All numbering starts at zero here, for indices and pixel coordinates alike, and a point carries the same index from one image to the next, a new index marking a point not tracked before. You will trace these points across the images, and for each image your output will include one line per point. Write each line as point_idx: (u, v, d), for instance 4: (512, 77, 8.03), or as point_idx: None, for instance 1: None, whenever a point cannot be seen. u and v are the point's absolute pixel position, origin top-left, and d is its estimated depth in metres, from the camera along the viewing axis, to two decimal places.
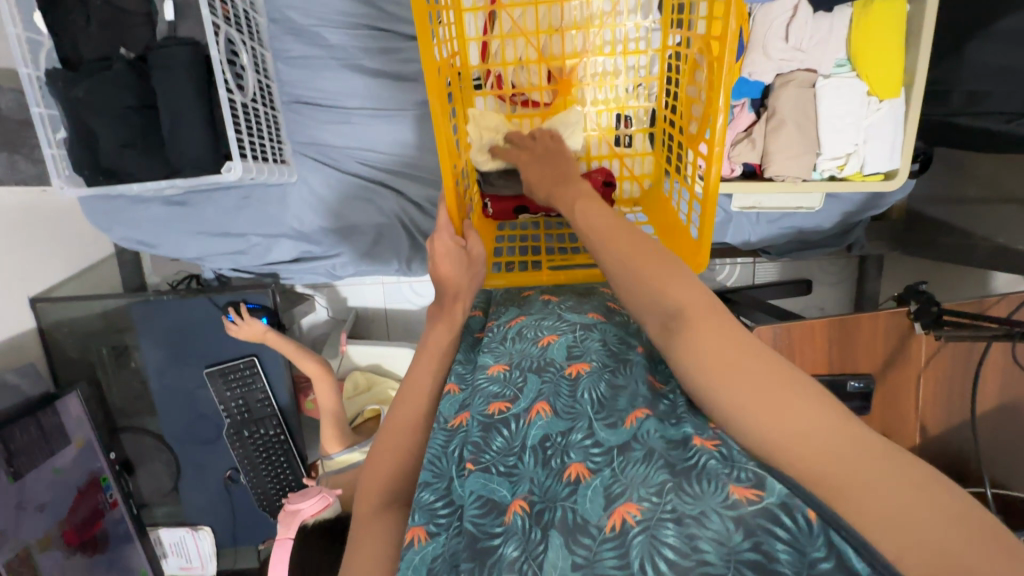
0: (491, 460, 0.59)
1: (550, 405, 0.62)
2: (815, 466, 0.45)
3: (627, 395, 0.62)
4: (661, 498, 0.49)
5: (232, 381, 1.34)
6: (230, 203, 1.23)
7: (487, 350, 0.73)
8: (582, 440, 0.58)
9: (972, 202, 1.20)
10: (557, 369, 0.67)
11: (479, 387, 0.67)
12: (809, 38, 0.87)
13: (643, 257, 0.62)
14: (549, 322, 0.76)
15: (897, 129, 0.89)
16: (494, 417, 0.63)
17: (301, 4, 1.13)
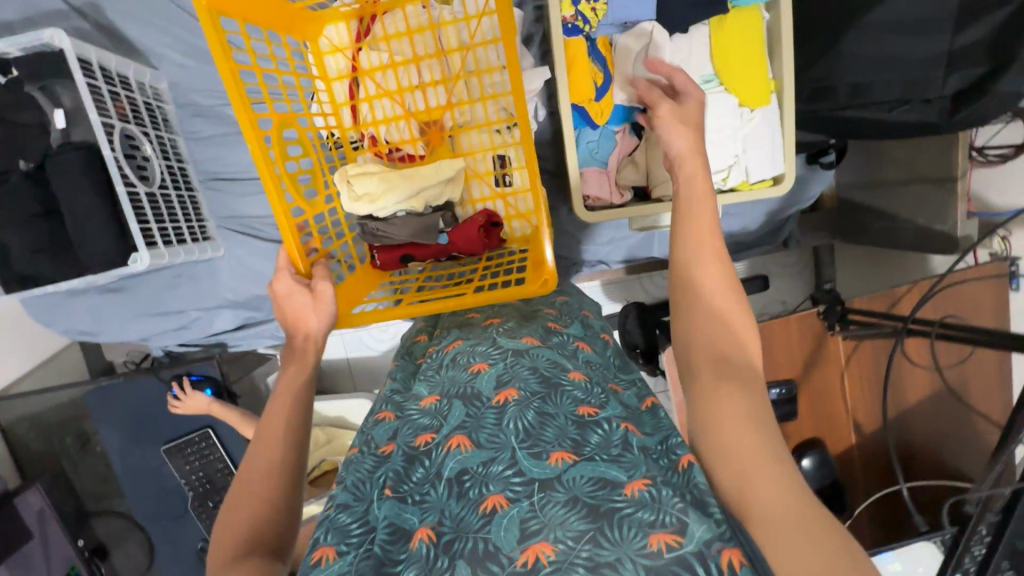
0: (408, 490, 0.57)
1: (471, 438, 0.59)
2: (770, 509, 0.46)
3: (554, 427, 0.58)
4: (579, 541, 0.47)
5: (190, 454, 1.37)
6: (162, 283, 1.27)
7: (424, 379, 0.72)
8: (503, 471, 0.55)
9: (890, 184, 1.18)
10: (483, 401, 0.63)
11: (409, 419, 0.66)
12: (670, 61, 0.90)
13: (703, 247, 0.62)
14: (482, 348, 0.73)
15: (775, 135, 0.90)
16: (418, 448, 0.61)
17: (204, 87, 1.18)
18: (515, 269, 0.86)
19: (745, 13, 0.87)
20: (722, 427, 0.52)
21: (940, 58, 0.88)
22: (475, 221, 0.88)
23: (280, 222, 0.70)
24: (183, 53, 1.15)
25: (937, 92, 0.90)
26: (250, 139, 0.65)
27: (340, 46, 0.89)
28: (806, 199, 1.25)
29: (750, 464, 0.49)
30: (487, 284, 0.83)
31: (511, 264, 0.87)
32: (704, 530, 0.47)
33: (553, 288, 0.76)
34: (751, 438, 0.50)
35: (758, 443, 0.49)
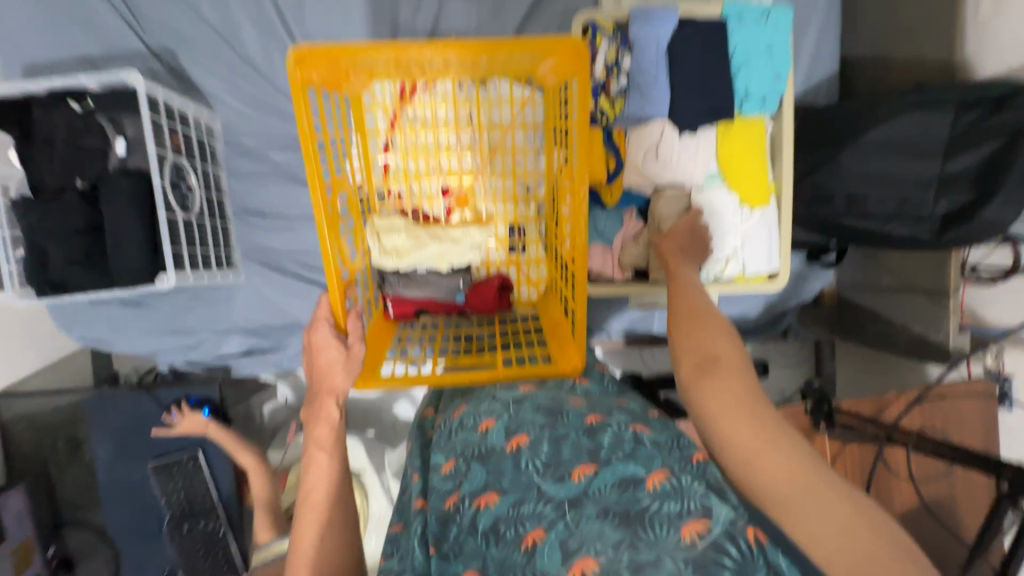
0: (449, 547, 0.65)
1: (497, 491, 0.67)
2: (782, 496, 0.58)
3: (569, 445, 0.70)
4: (617, 549, 0.57)
5: (175, 474, 1.37)
6: (182, 302, 1.33)
7: (438, 448, 0.78)
8: (535, 506, 0.64)
9: (885, 291, 1.22)
10: (498, 453, 0.72)
11: (434, 486, 0.72)
12: (679, 156, 0.97)
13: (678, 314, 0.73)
14: (485, 406, 0.81)
15: (772, 234, 0.96)
16: (449, 509, 0.68)
17: (254, 130, 1.29)
18: (532, 336, 0.95)
19: (750, 121, 0.95)
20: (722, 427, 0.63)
21: (931, 181, 0.95)
22: (491, 285, 0.96)
23: (330, 281, 0.73)
24: (240, 99, 1.28)
25: (927, 211, 0.95)
26: (319, 205, 0.69)
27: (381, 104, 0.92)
28: (805, 293, 1.31)
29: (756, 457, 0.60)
30: (510, 355, 0.89)
31: (528, 331, 0.96)
32: (727, 512, 0.59)
33: (581, 372, 0.81)
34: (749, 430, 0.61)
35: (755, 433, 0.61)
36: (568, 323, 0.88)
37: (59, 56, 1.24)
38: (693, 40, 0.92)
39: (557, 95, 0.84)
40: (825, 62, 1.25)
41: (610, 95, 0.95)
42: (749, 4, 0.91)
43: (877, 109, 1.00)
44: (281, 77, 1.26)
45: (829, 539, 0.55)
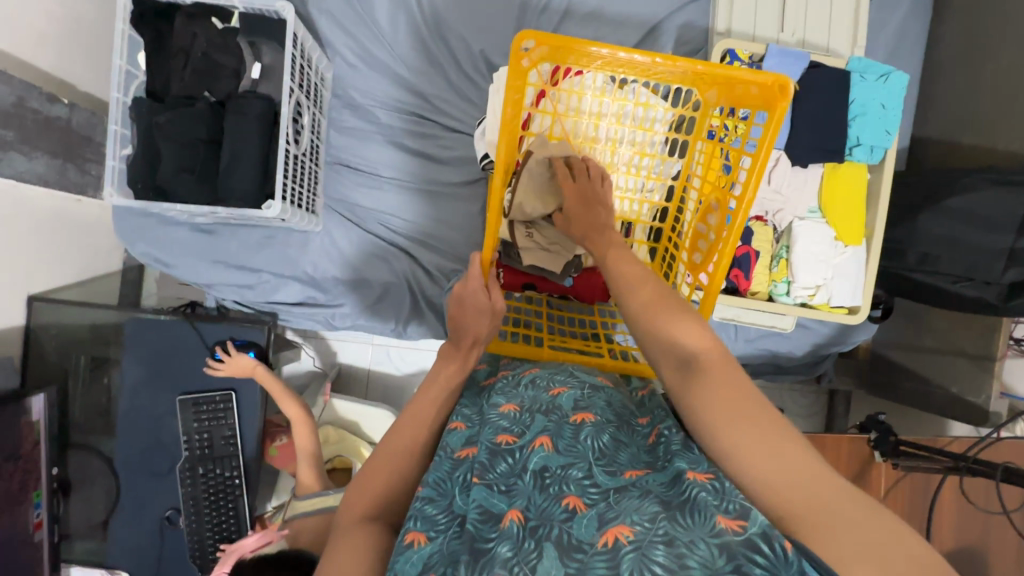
0: (494, 479, 0.61)
1: (554, 442, 0.65)
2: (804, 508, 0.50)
3: (629, 453, 0.66)
4: (654, 523, 0.52)
5: (204, 412, 1.33)
6: (254, 240, 1.32)
7: (501, 392, 0.78)
8: (580, 477, 0.60)
9: (927, 351, 1.31)
10: (562, 414, 0.70)
11: (490, 421, 0.71)
12: (787, 185, 1.05)
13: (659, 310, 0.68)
14: (561, 376, 0.81)
15: (860, 272, 1.03)
16: (502, 446, 0.66)
17: (363, 87, 1.32)
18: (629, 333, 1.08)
19: (855, 167, 1.03)
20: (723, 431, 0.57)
21: (1002, 252, 1.03)
22: (599, 276, 1.06)
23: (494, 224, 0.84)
24: (358, 56, 1.31)
25: (996, 278, 1.04)
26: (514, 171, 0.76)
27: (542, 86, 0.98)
28: (849, 341, 1.36)
29: (760, 469, 0.53)
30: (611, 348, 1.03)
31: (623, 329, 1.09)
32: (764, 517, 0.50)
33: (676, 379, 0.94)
34: (755, 432, 0.55)
35: (762, 433, 0.55)
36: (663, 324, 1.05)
37: None
38: (820, 84, 1.01)
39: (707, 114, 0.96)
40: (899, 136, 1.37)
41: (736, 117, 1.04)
42: (873, 64, 1.01)
43: (954, 182, 1.10)
44: (402, 44, 1.30)
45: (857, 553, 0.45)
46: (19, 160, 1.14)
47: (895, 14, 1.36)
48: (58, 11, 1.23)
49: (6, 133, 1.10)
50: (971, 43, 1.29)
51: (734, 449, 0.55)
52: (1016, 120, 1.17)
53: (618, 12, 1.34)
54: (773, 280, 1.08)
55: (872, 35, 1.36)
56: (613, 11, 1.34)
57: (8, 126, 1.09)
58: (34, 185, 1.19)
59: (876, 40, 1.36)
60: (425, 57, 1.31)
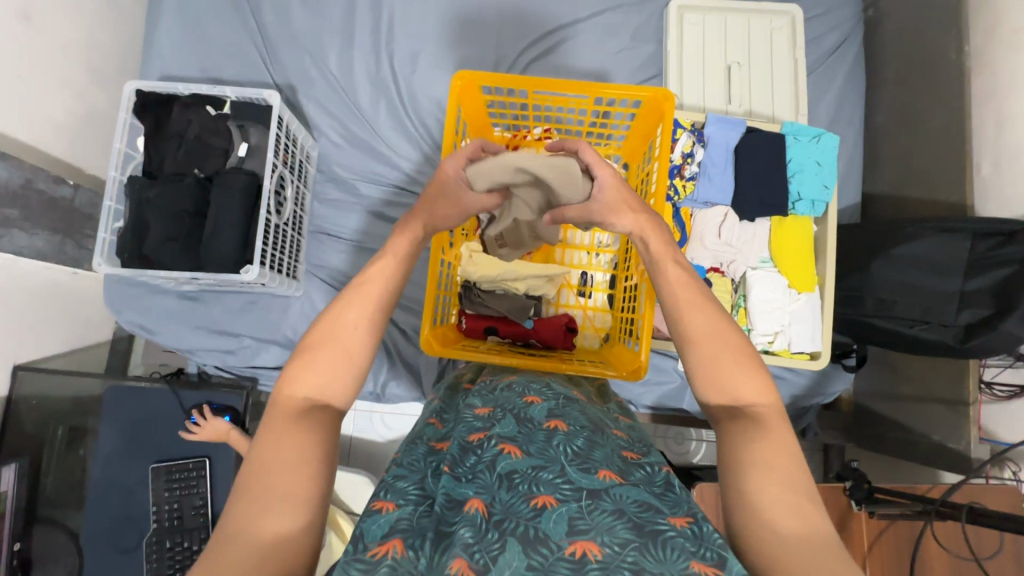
0: (462, 471, 0.59)
1: (521, 448, 0.61)
2: (793, 563, 0.50)
3: (603, 452, 0.62)
4: (624, 548, 0.49)
5: (176, 481, 1.31)
6: (237, 305, 1.37)
7: (477, 395, 0.76)
8: (552, 478, 0.56)
9: (906, 399, 1.31)
10: (534, 424, 0.67)
11: (463, 421, 0.69)
12: (737, 238, 1.11)
13: (729, 352, 0.64)
14: (537, 386, 0.78)
15: (816, 317, 1.06)
16: (473, 442, 0.63)
17: (345, 163, 1.43)
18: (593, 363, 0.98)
19: (801, 220, 1.09)
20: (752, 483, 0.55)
21: (954, 295, 1.07)
22: (560, 318, 0.99)
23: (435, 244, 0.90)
24: (342, 135, 1.43)
25: (951, 319, 1.07)
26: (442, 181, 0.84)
27: None
28: (828, 392, 1.35)
29: (773, 523, 0.52)
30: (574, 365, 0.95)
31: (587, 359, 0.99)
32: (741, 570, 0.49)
33: (644, 375, 0.86)
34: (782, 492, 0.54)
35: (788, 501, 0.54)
36: (628, 348, 0.96)
37: (194, 74, 1.42)
38: (759, 146, 1.10)
39: (641, 163, 1.01)
40: (851, 193, 1.46)
41: (683, 178, 1.11)
42: (805, 127, 1.10)
43: (901, 232, 1.15)
44: (382, 125, 1.43)
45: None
46: (20, 236, 1.22)
47: (832, 86, 1.49)
48: (74, 105, 1.37)
49: (11, 211, 1.19)
50: (903, 108, 1.41)
51: (758, 490, 0.55)
52: (955, 174, 1.26)
53: None
54: None
55: (813, 104, 1.49)
56: None
57: (13, 205, 1.19)
58: (33, 259, 1.27)
59: (818, 108, 1.48)
60: (403, 135, 1.43)
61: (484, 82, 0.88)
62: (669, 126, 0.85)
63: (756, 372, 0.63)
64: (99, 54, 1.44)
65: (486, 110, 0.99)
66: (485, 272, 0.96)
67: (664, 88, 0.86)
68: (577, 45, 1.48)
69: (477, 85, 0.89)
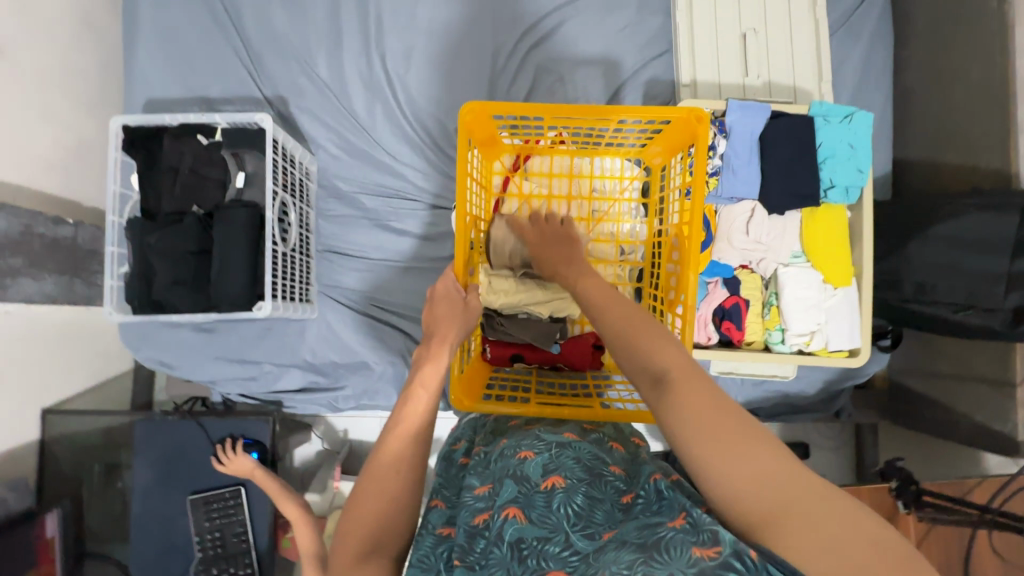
0: (474, 560, 0.59)
1: (524, 512, 0.60)
2: (775, 506, 0.49)
3: (604, 510, 0.61)
4: (634, 569, 0.48)
5: (215, 510, 1.33)
6: (253, 332, 1.35)
7: (474, 473, 0.73)
8: (559, 550, 0.55)
9: (945, 378, 1.26)
10: (531, 484, 0.64)
11: (465, 505, 0.67)
12: (766, 234, 1.04)
13: (638, 331, 0.64)
14: (527, 441, 0.75)
15: (854, 313, 1.01)
16: (479, 525, 0.62)
17: (346, 175, 1.37)
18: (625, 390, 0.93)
19: (833, 209, 1.03)
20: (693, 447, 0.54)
21: (1000, 276, 1.01)
22: (587, 340, 0.95)
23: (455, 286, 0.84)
24: (340, 147, 1.37)
25: (998, 303, 1.01)
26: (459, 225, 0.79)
27: (500, 171, 1.02)
28: (862, 374, 1.30)
29: (721, 478, 0.52)
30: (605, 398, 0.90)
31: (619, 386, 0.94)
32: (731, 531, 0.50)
33: None
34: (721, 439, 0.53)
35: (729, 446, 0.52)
36: None
37: (180, 93, 1.35)
38: (786, 133, 1.02)
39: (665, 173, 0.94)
40: (881, 162, 1.37)
41: (707, 174, 1.03)
42: (835, 107, 1.02)
43: (939, 209, 1.08)
44: (381, 131, 1.36)
45: (821, 550, 0.45)
46: (28, 284, 1.20)
47: (858, 45, 1.37)
48: (62, 138, 1.32)
49: (14, 261, 1.16)
50: (937, 64, 1.30)
51: (697, 455, 0.54)
52: (997, 139, 1.17)
53: (585, 73, 1.37)
54: (766, 328, 1.06)
55: (838, 68, 1.38)
56: (579, 76, 1.37)
57: (15, 255, 1.16)
58: (43, 304, 1.25)
59: (843, 70, 1.38)
60: (404, 140, 1.36)
61: (500, 107, 0.80)
62: (701, 149, 0.79)
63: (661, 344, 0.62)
64: (80, 79, 1.37)
65: (498, 126, 0.90)
66: (507, 300, 0.93)
67: (696, 107, 0.79)
68: (578, 26, 1.38)
69: (490, 111, 0.81)
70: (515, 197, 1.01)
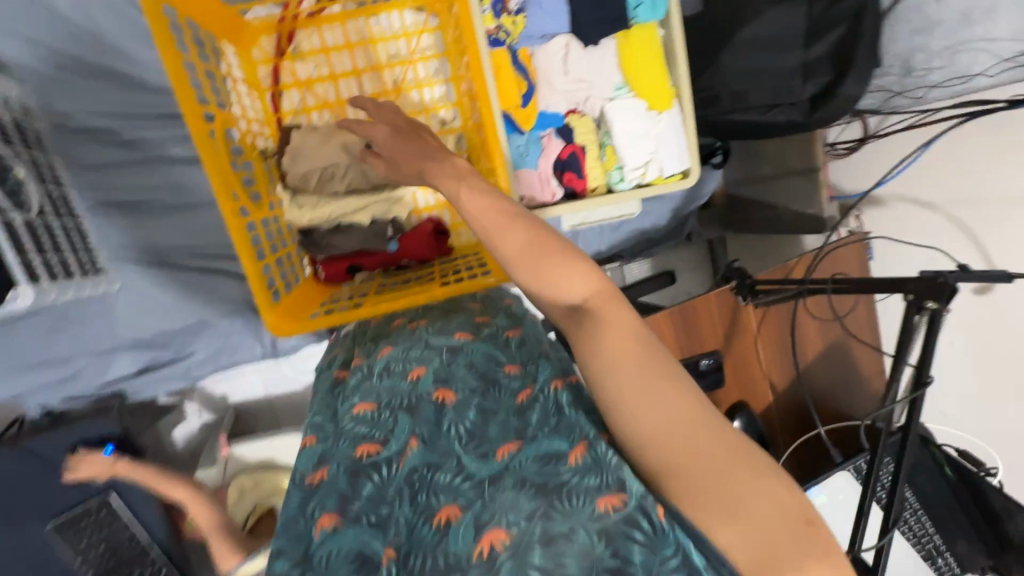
0: (359, 510, 0.56)
1: (417, 440, 0.62)
2: (686, 455, 0.46)
3: (498, 423, 0.63)
4: (531, 521, 0.51)
5: (87, 528, 1.17)
6: (43, 326, 1.09)
7: (355, 388, 0.71)
8: (449, 477, 0.58)
9: (767, 180, 1.38)
10: (422, 402, 0.66)
11: (346, 430, 0.65)
12: (587, 69, 1.00)
13: (547, 256, 0.54)
14: (416, 351, 0.73)
15: (679, 134, 1.01)
16: (362, 461, 0.60)
17: (85, 102, 1.05)
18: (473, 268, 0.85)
19: (644, 29, 0.97)
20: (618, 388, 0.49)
21: (797, 69, 1.07)
22: (424, 228, 0.86)
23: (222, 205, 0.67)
24: (57, 64, 1.02)
25: (799, 96, 1.08)
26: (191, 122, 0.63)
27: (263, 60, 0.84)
28: (702, 195, 1.40)
29: (643, 421, 0.48)
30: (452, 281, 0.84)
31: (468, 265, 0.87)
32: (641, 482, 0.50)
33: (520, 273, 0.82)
34: (638, 383, 0.49)
35: (652, 393, 0.48)
36: None
37: None
38: None
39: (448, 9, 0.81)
40: None
41: (510, 13, 0.94)
42: None
43: (742, 12, 1.09)
44: (108, 31, 1.03)
45: (728, 506, 0.44)
46: None
47: None
48: None
49: None
50: None
51: (618, 397, 0.50)
52: None
53: None
54: (606, 170, 1.04)
55: None
56: None
57: None
58: None
59: None
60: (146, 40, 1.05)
61: None
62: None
63: (575, 270, 0.53)
64: None
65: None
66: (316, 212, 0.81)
67: None
68: None
69: None
70: (293, 87, 0.84)
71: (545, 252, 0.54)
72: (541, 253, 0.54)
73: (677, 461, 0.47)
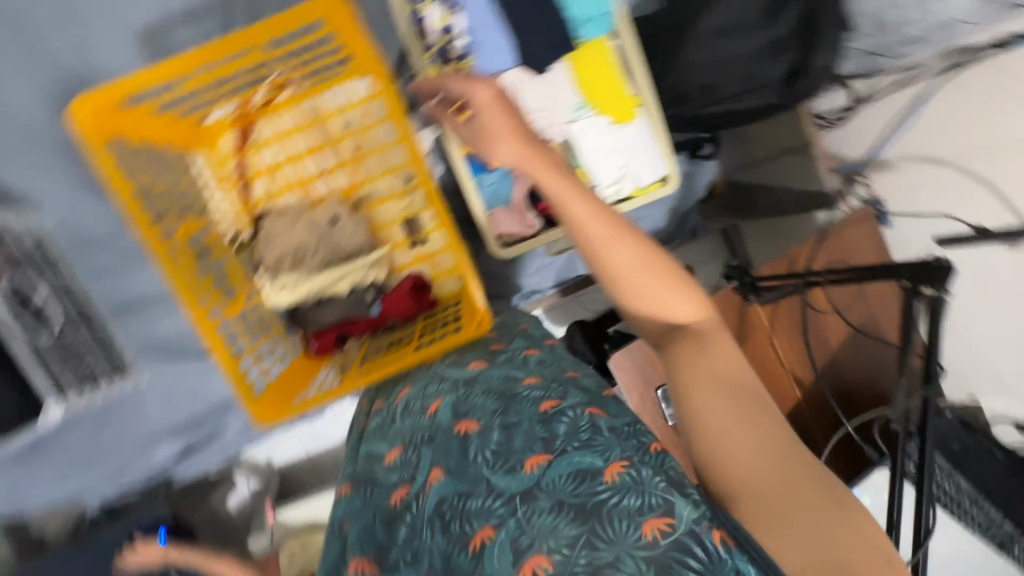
0: (397, 553, 0.66)
1: (443, 469, 0.67)
2: (762, 481, 0.55)
3: (522, 435, 0.66)
4: (574, 548, 0.56)
5: None
6: (86, 429, 1.17)
7: (381, 436, 0.78)
8: (483, 503, 0.62)
9: (763, 162, 1.32)
10: (444, 433, 0.70)
11: (381, 476, 0.73)
12: (542, 98, 0.97)
13: (663, 281, 0.61)
14: (430, 387, 0.77)
15: (650, 143, 1.00)
16: (399, 502, 0.69)
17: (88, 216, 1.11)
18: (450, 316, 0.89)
19: (594, 45, 0.96)
20: (701, 409, 0.59)
21: (764, 50, 1.02)
22: (403, 288, 0.88)
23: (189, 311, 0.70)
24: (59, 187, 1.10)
25: (769, 78, 1.03)
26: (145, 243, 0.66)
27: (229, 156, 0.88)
28: (698, 189, 1.32)
29: (728, 442, 0.57)
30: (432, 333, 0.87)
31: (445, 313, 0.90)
32: (690, 510, 0.55)
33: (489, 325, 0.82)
34: (725, 406, 0.58)
35: (733, 418, 0.57)
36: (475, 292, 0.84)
37: None
38: None
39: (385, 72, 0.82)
40: None
41: (453, 60, 0.95)
42: None
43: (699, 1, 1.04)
44: None
45: (791, 535, 0.53)
46: None
47: None
48: None
49: None
50: None
51: (708, 415, 0.58)
52: None
53: None
54: None
55: None
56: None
57: None
58: None
59: None
60: None
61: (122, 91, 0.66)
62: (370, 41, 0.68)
63: (685, 293, 0.62)
64: None
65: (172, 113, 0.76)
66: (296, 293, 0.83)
67: None
68: None
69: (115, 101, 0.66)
70: (260, 175, 0.88)
71: (670, 278, 0.62)
72: (662, 273, 0.62)
73: (744, 485, 0.56)
